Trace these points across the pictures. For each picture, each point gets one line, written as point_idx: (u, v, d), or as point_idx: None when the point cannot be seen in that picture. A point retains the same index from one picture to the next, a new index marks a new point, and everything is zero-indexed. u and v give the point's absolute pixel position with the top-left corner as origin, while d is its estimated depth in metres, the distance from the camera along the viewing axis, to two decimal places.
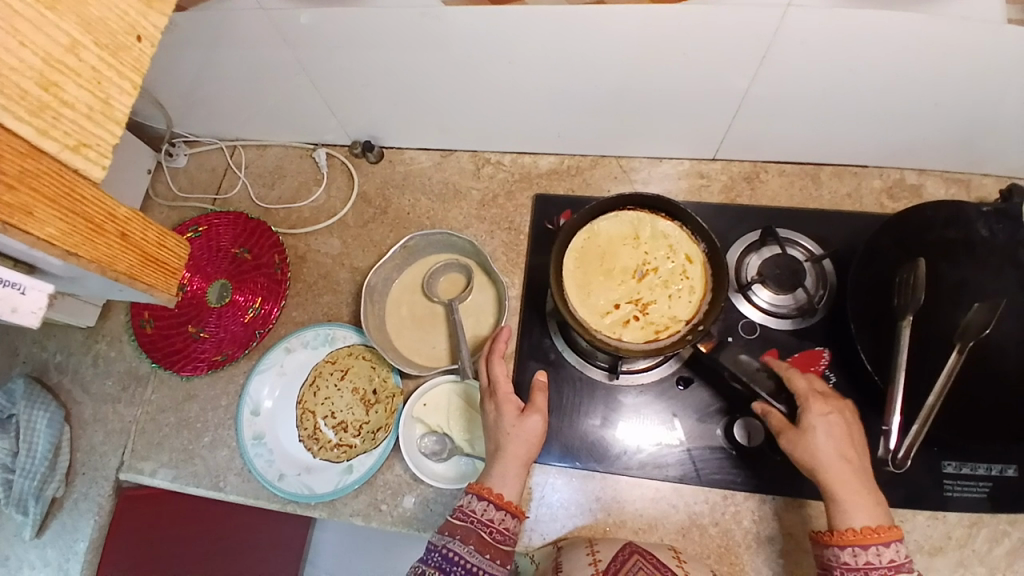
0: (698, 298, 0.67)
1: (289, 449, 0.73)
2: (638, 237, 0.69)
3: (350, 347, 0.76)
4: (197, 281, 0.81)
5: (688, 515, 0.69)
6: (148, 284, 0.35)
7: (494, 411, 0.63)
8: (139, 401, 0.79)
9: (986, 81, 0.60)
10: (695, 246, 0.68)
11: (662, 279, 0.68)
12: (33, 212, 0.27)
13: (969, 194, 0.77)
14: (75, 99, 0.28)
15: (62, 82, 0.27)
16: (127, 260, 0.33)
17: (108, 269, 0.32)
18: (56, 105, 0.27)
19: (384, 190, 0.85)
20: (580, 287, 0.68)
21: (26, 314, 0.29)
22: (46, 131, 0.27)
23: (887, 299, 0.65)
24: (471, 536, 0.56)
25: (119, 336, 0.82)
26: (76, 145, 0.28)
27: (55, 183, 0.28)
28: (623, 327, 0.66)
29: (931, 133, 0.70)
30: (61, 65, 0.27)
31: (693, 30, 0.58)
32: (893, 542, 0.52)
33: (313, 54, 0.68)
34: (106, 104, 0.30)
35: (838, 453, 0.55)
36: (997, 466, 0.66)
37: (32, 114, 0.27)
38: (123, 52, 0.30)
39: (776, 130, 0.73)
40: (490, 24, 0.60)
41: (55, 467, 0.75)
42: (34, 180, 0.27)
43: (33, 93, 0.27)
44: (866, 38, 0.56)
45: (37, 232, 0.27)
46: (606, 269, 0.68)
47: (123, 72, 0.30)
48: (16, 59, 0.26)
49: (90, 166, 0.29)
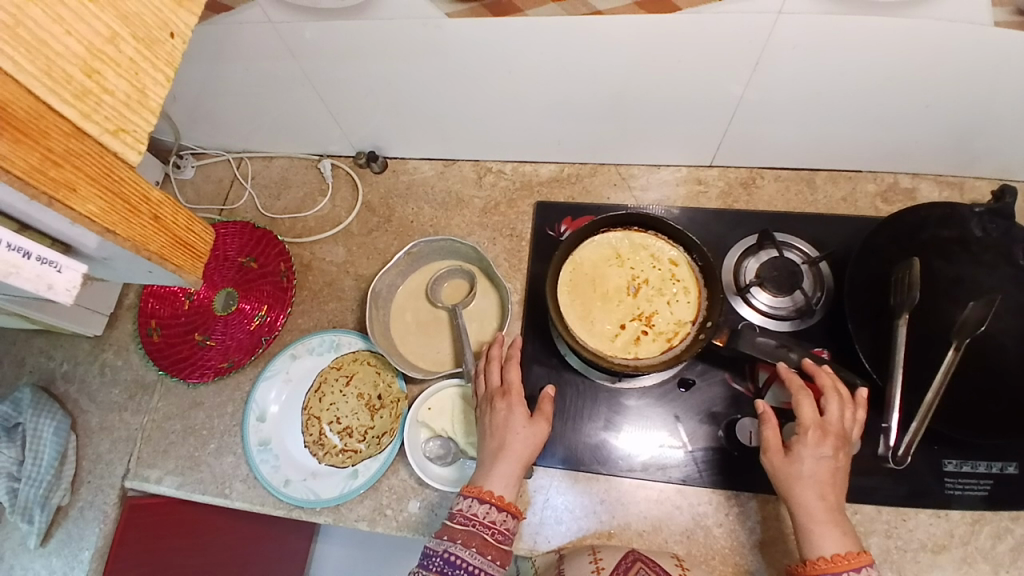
0: (695, 297, 0.69)
1: (294, 455, 0.74)
2: (621, 256, 0.72)
3: (355, 353, 0.77)
4: (204, 290, 0.82)
5: (692, 517, 0.69)
6: (177, 265, 0.34)
7: (505, 410, 0.63)
8: (145, 409, 0.80)
9: (976, 82, 0.62)
10: (675, 249, 0.71)
11: (655, 288, 0.70)
12: (75, 188, 0.27)
13: (963, 196, 0.79)
14: (114, 87, 0.29)
15: (103, 70, 0.28)
16: (159, 241, 0.32)
17: (143, 249, 0.31)
18: (98, 91, 0.28)
19: (388, 199, 0.87)
20: (582, 317, 0.69)
21: (60, 292, 0.29)
22: (88, 115, 0.28)
23: (884, 297, 0.66)
24: (473, 539, 0.56)
25: (126, 345, 0.83)
26: (115, 130, 0.29)
27: (96, 164, 0.28)
28: (637, 345, 0.67)
29: (922, 136, 0.72)
30: (101, 55, 0.28)
31: (689, 39, 0.60)
32: (864, 567, 0.53)
33: (313, 65, 0.70)
34: (142, 94, 0.30)
35: (818, 491, 0.56)
36: (997, 464, 0.67)
37: (76, 98, 0.27)
38: (157, 46, 0.30)
39: (771, 136, 0.75)
40: (490, 34, 0.62)
41: (62, 476, 0.75)
42: (77, 160, 0.27)
43: (76, 79, 0.27)
44: (855, 42, 0.58)
45: (79, 208, 0.27)
46: (601, 293, 0.70)
47: (157, 64, 0.30)
48: (61, 46, 0.26)
49: (127, 150, 0.30)
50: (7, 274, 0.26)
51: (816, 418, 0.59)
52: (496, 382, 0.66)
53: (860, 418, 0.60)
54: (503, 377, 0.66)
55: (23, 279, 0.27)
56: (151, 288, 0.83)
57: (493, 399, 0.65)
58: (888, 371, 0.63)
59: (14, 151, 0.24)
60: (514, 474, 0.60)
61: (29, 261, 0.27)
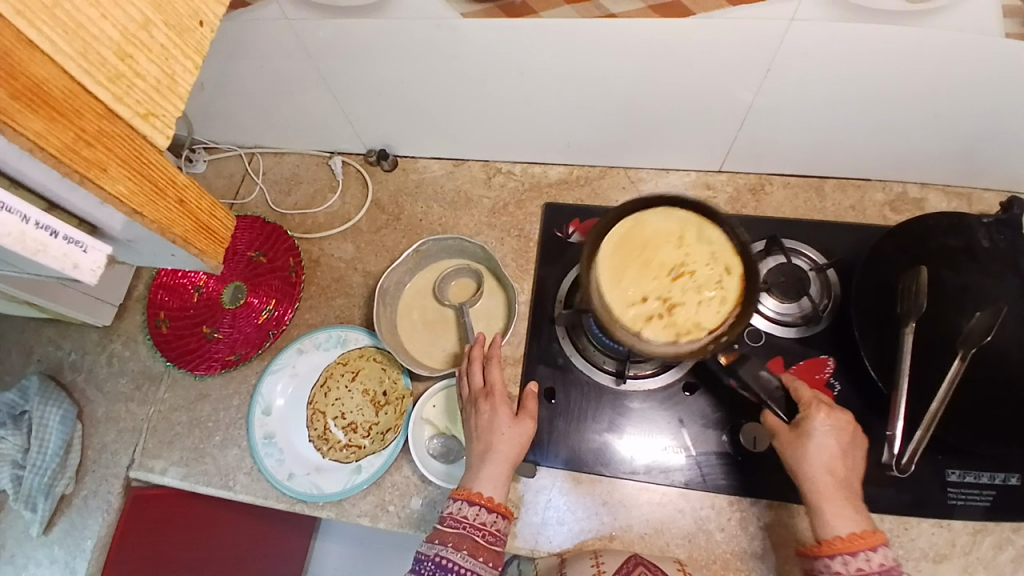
0: (729, 309, 0.60)
1: (299, 450, 0.74)
2: (683, 237, 0.63)
3: (361, 349, 0.78)
4: (212, 283, 0.83)
5: (695, 521, 0.69)
6: (200, 250, 0.34)
7: (490, 412, 0.64)
8: (151, 400, 0.80)
9: (987, 93, 0.63)
10: (739, 256, 0.62)
11: (697, 282, 0.61)
12: (106, 168, 0.27)
13: (970, 207, 0.79)
14: (146, 71, 0.29)
15: (135, 56, 0.28)
16: (183, 225, 0.33)
17: (166, 231, 0.32)
18: (130, 75, 0.28)
19: (397, 197, 0.87)
20: (612, 276, 0.62)
21: (85, 272, 0.29)
22: (120, 97, 0.28)
23: (890, 305, 0.67)
24: (464, 541, 0.57)
25: (134, 336, 0.84)
26: (145, 114, 0.29)
27: (127, 146, 0.29)
28: (644, 323, 0.60)
29: (931, 145, 0.72)
30: (135, 40, 0.28)
31: (700, 46, 0.61)
32: (879, 546, 0.54)
33: (327, 62, 0.71)
34: (172, 80, 0.30)
35: (828, 465, 0.57)
36: (999, 476, 0.67)
37: (110, 80, 0.27)
38: (188, 35, 0.31)
39: (780, 143, 0.76)
40: (504, 35, 0.62)
41: (66, 465, 0.76)
42: (110, 142, 0.28)
43: (110, 62, 0.27)
44: (866, 50, 0.59)
45: (109, 188, 0.28)
46: (643, 259, 0.63)
47: (187, 52, 0.31)
48: (96, 29, 0.27)
49: (156, 133, 0.30)
50: (35, 253, 0.27)
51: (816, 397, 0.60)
52: (478, 383, 0.67)
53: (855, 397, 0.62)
54: (485, 377, 0.67)
55: (50, 258, 0.28)
56: (160, 280, 0.84)
57: (476, 400, 0.65)
58: (895, 378, 0.63)
59: (50, 129, 0.25)
60: (501, 475, 0.61)
61: (56, 240, 0.28)
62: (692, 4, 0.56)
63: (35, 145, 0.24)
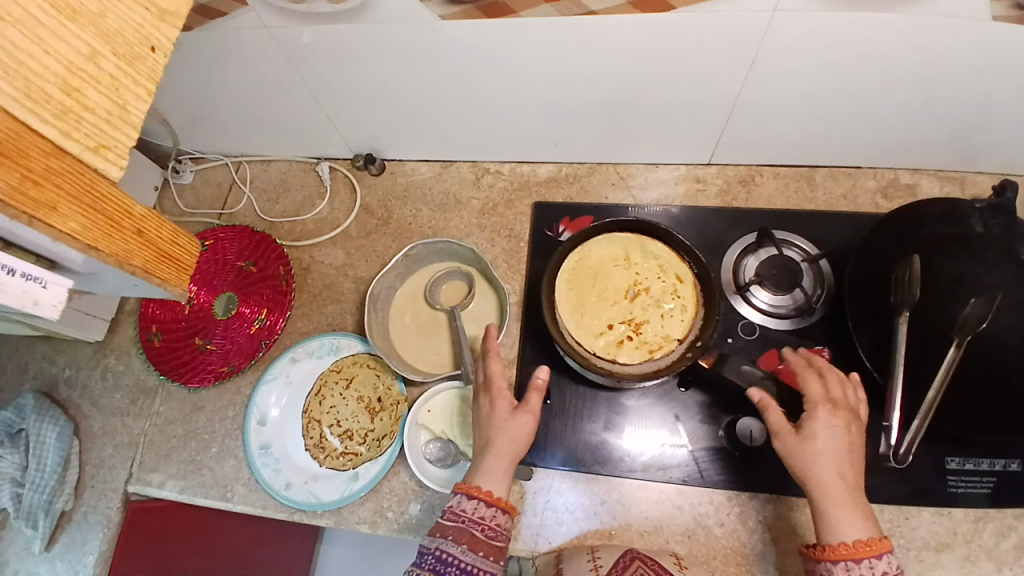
0: (690, 316, 0.68)
1: (295, 459, 0.74)
2: (629, 258, 0.71)
3: (354, 356, 0.77)
4: (203, 294, 0.82)
5: (694, 517, 0.69)
6: (162, 279, 0.34)
7: (489, 405, 0.65)
8: (147, 414, 0.80)
9: (977, 77, 0.62)
10: (684, 265, 0.70)
11: (654, 297, 0.69)
12: (56, 207, 0.27)
13: (964, 192, 0.78)
14: (95, 104, 0.28)
15: (82, 88, 0.28)
16: (142, 255, 0.32)
17: (125, 263, 0.31)
18: (77, 109, 0.28)
19: (386, 201, 0.87)
20: (574, 310, 0.69)
21: (46, 307, 0.28)
22: (68, 133, 0.27)
23: (883, 296, 0.66)
24: (463, 536, 0.57)
25: (127, 350, 0.84)
26: (96, 146, 0.29)
27: (77, 182, 0.28)
28: (618, 348, 0.67)
29: (921, 132, 0.72)
30: (81, 72, 0.28)
31: (683, 38, 0.60)
32: (886, 554, 0.53)
33: (308, 69, 0.70)
34: (123, 109, 0.30)
35: (836, 467, 0.56)
36: (1000, 462, 0.67)
37: (56, 116, 0.27)
38: (139, 62, 0.30)
39: (769, 135, 0.75)
40: (485, 35, 0.62)
41: (64, 481, 0.76)
42: (59, 179, 0.27)
43: (55, 98, 0.27)
44: (850, 38, 0.58)
45: (60, 226, 0.27)
46: (598, 290, 0.70)
47: (139, 79, 0.30)
48: (39, 65, 0.26)
49: (109, 166, 0.29)
50: None
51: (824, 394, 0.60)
52: (481, 378, 0.68)
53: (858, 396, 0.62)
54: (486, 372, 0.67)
55: (8, 295, 0.27)
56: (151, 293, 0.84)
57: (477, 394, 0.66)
58: (889, 369, 0.63)
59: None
60: (502, 468, 0.61)
61: (13, 277, 0.27)
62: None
63: None
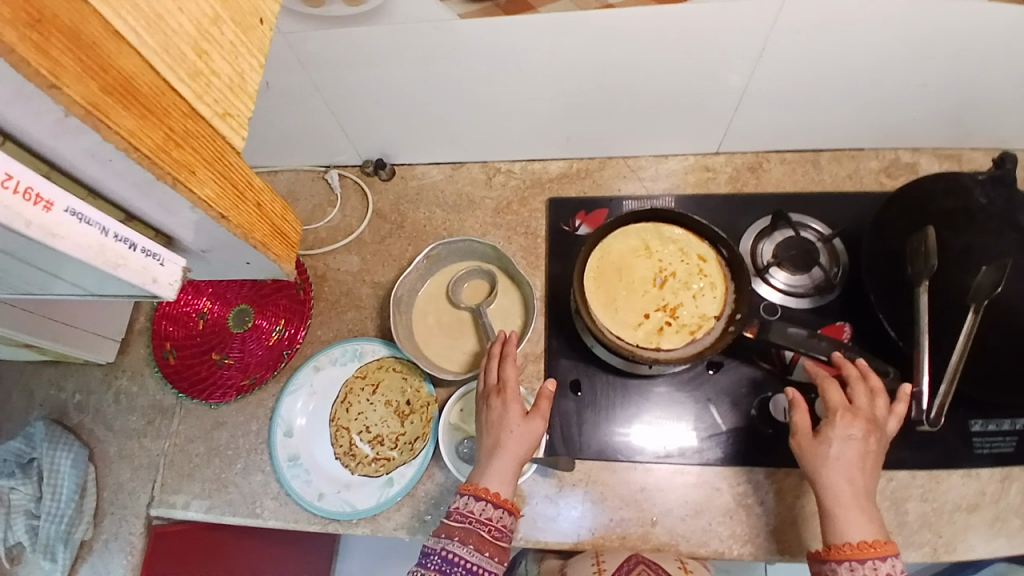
0: (721, 293, 0.69)
1: (326, 469, 0.72)
2: (649, 247, 0.72)
3: (379, 360, 0.76)
4: (218, 309, 0.82)
5: (732, 498, 0.69)
6: (276, 255, 0.32)
7: (500, 408, 0.64)
8: (165, 434, 0.78)
9: (977, 54, 0.64)
10: (703, 245, 0.72)
11: (682, 281, 0.70)
12: (194, 170, 0.25)
13: (962, 167, 0.81)
14: (220, 70, 0.26)
15: (210, 51, 0.26)
16: (262, 229, 0.31)
17: (248, 237, 0.30)
18: (208, 73, 0.26)
19: (399, 205, 0.86)
20: (606, 305, 0.69)
21: (162, 285, 0.27)
22: (201, 95, 0.26)
23: (900, 269, 0.68)
24: (470, 536, 0.58)
25: (140, 370, 0.81)
26: (223, 114, 0.27)
27: (208, 146, 0.26)
28: (659, 336, 0.68)
29: (921, 111, 0.74)
30: (207, 35, 0.26)
31: (697, 29, 0.61)
32: (889, 557, 0.54)
33: (322, 75, 0.70)
34: (241, 79, 0.28)
35: (846, 474, 0.58)
36: (1020, 421, 0.69)
37: (190, 77, 0.25)
38: (253, 33, 0.28)
39: (776, 122, 0.77)
40: (502, 34, 0.63)
41: (82, 509, 0.73)
42: (195, 142, 0.26)
43: (189, 58, 0.25)
44: (856, 24, 0.60)
45: (198, 191, 0.26)
46: (627, 283, 0.71)
47: (252, 49, 0.28)
48: (175, 22, 0.24)
49: (233, 134, 0.28)
50: (115, 268, 0.25)
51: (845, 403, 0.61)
52: (493, 380, 0.67)
53: (896, 410, 0.61)
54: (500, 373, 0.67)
55: (129, 272, 0.25)
56: (163, 309, 0.81)
57: (488, 396, 0.65)
58: (913, 337, 0.64)
59: (140, 127, 0.23)
60: (509, 472, 0.61)
61: (134, 253, 0.25)
62: None
63: (127, 144, 0.22)
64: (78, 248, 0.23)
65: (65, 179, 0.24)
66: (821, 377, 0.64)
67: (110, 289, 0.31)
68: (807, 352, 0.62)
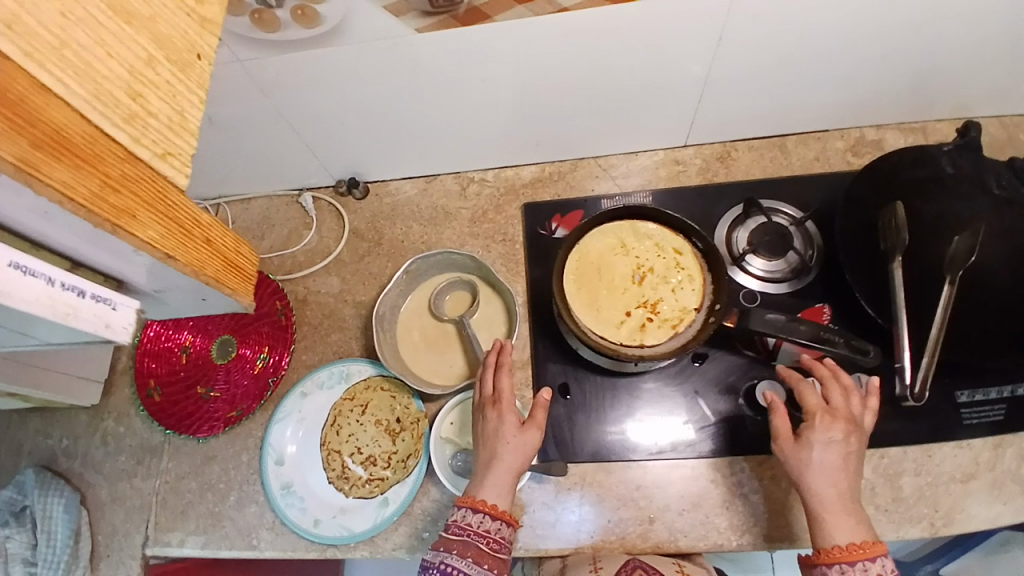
0: (699, 284, 0.70)
1: (320, 494, 0.72)
2: (626, 245, 0.72)
3: (366, 381, 0.76)
4: (200, 342, 0.81)
5: (728, 488, 0.69)
6: (232, 289, 0.31)
7: (495, 420, 0.64)
8: (156, 472, 0.77)
9: (929, 28, 0.65)
10: (678, 238, 0.72)
11: (660, 276, 0.70)
12: (136, 215, 0.25)
13: (927, 139, 0.82)
14: (157, 110, 0.26)
15: (146, 93, 0.26)
16: (214, 265, 0.30)
17: (199, 274, 0.29)
18: (143, 115, 0.26)
19: (375, 223, 0.86)
20: (589, 305, 0.70)
21: (118, 331, 0.27)
22: (139, 139, 0.25)
23: (873, 244, 0.69)
24: (468, 549, 0.57)
25: (126, 410, 0.80)
26: (164, 154, 0.27)
27: (149, 189, 0.26)
28: (643, 332, 0.68)
29: (881, 89, 0.75)
30: (144, 78, 0.26)
31: (651, 25, 0.62)
32: (879, 557, 0.54)
33: (285, 99, 0.70)
34: (183, 117, 0.28)
35: (829, 476, 0.58)
36: (1008, 388, 0.69)
37: (125, 121, 0.25)
38: (191, 70, 0.28)
39: (740, 110, 0.78)
40: (461, 46, 0.63)
41: (78, 555, 0.72)
42: (134, 186, 0.25)
43: (124, 102, 0.25)
44: (807, 8, 0.61)
45: (141, 235, 0.25)
46: (607, 282, 0.71)
47: (191, 85, 0.28)
48: (105, 69, 0.24)
49: (177, 174, 0.27)
50: (65, 318, 0.24)
51: (822, 405, 0.61)
52: (488, 392, 0.67)
53: (869, 405, 0.62)
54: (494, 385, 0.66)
55: (81, 320, 0.25)
56: (144, 347, 0.81)
57: (483, 408, 0.65)
58: (892, 312, 0.65)
59: (76, 176, 0.22)
60: (506, 485, 0.61)
61: (84, 300, 0.25)
62: None
63: (64, 196, 0.22)
64: (23, 301, 0.23)
65: (12, 238, 0.24)
66: (797, 380, 0.64)
67: (59, 336, 0.30)
68: (789, 337, 0.62)
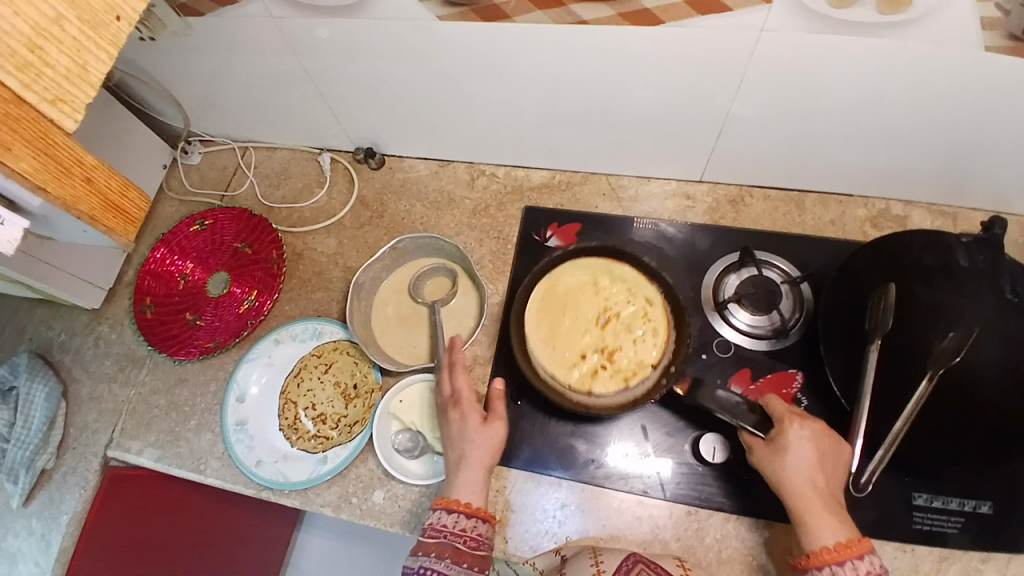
0: (662, 339, 0.68)
1: (268, 437, 0.76)
2: (598, 284, 0.72)
3: (335, 342, 0.79)
4: (199, 274, 0.86)
5: (652, 529, 0.69)
6: (107, 227, 0.39)
7: (459, 420, 0.65)
8: (133, 382, 0.82)
9: (968, 106, 0.61)
10: (652, 287, 0.71)
11: (624, 323, 0.70)
12: (11, 148, 0.31)
13: (955, 227, 0.78)
14: (56, 62, 0.32)
15: (46, 48, 0.32)
16: (89, 203, 0.37)
17: (71, 207, 0.36)
18: (39, 66, 0.32)
19: (382, 195, 0.89)
20: (545, 338, 0.69)
21: (2, 243, 0.34)
22: (28, 85, 0.32)
23: (858, 320, 0.66)
24: (445, 550, 0.58)
25: (121, 320, 0.86)
26: (53, 100, 0.33)
27: (31, 128, 0.32)
28: (594, 379, 0.68)
29: (912, 162, 0.72)
30: (46, 33, 0.32)
31: (669, 52, 0.61)
32: (867, 554, 0.53)
33: (312, 61, 0.73)
34: (83, 69, 0.34)
35: (809, 474, 0.57)
36: (970, 503, 0.66)
37: (18, 70, 0.31)
38: (103, 29, 0.34)
39: (759, 155, 0.76)
40: (481, 41, 0.64)
41: (48, 440, 0.78)
42: (17, 124, 0.32)
43: (19, 54, 0.31)
44: (836, 61, 0.58)
45: (12, 164, 0.31)
46: (569, 318, 0.70)
47: (100, 44, 0.34)
48: (9, 25, 0.30)
49: (63, 117, 0.33)
50: None
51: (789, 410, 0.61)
52: (447, 393, 0.68)
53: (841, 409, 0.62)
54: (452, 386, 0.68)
55: None
56: (147, 266, 0.86)
57: (446, 410, 0.67)
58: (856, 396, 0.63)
59: None
60: (478, 480, 0.62)
61: None
62: (661, 13, 0.57)
63: None
64: None
65: None
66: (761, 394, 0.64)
67: None
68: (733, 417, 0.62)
